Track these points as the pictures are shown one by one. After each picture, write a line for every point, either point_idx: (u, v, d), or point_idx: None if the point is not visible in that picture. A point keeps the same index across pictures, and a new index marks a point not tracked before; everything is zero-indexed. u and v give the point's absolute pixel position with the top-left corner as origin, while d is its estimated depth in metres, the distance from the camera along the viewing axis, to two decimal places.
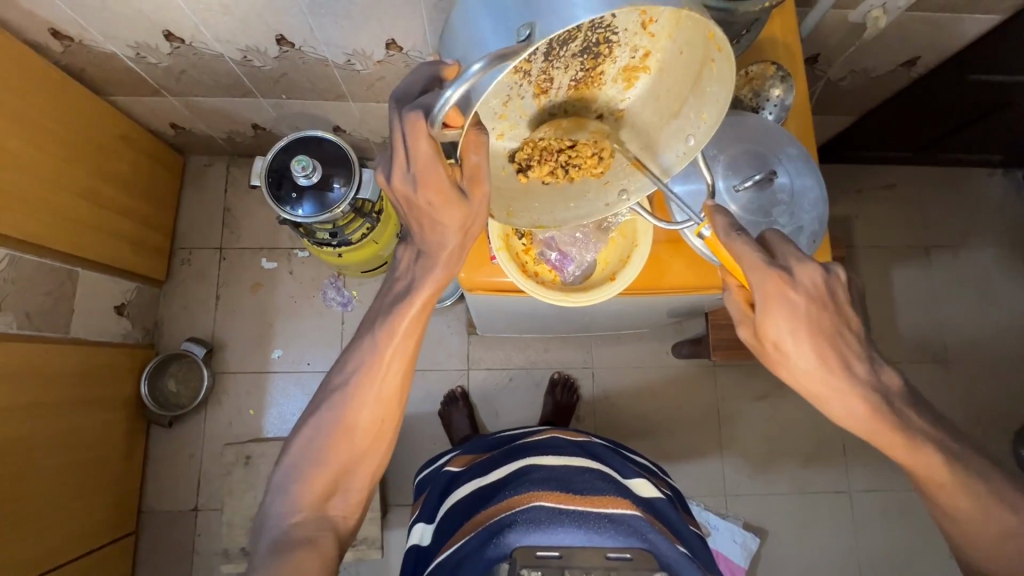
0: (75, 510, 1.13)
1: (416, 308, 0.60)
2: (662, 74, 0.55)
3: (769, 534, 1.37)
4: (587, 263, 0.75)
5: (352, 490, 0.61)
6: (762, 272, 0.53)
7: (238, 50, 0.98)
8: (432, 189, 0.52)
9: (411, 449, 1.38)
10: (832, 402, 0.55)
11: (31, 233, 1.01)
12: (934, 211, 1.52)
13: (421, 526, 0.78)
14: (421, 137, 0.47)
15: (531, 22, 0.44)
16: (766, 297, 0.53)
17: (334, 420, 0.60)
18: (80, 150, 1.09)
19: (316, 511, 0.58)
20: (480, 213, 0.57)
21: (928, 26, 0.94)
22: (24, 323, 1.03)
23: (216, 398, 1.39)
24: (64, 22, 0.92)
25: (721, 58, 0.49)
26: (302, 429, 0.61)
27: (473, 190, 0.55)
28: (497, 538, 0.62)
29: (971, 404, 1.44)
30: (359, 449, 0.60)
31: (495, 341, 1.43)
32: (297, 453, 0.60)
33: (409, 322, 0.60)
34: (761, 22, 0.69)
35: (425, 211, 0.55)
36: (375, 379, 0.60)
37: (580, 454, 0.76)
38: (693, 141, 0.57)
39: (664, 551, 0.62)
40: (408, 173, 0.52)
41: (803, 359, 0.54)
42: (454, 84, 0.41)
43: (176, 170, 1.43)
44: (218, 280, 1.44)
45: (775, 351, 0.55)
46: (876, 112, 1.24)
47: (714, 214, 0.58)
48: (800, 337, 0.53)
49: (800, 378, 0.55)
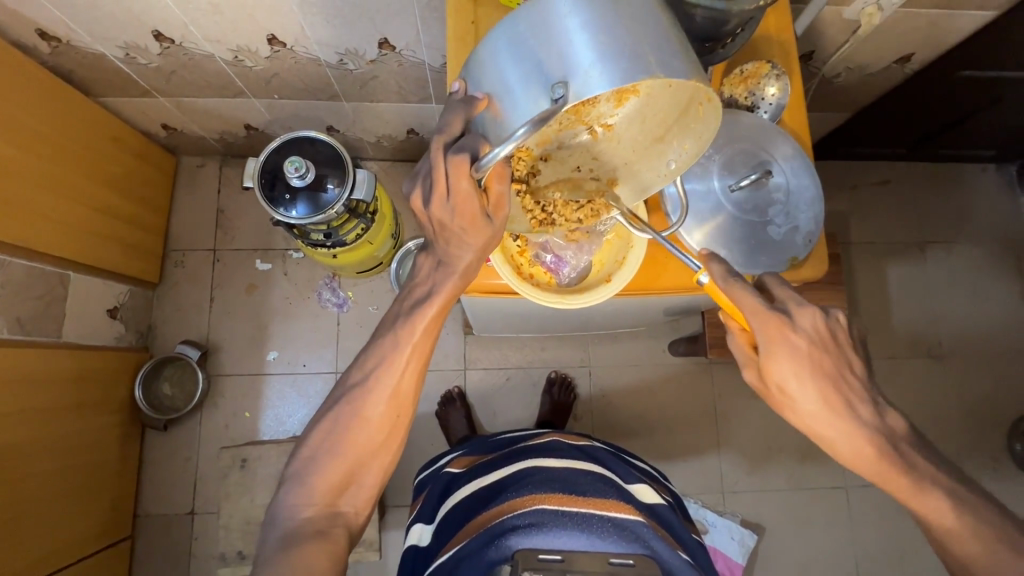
0: (70, 515, 1.12)
1: (434, 308, 0.60)
2: (649, 98, 0.53)
3: (766, 530, 1.37)
4: (583, 265, 0.75)
5: (364, 486, 0.60)
6: (763, 317, 0.55)
7: (228, 50, 0.97)
8: (465, 217, 0.53)
9: (408, 449, 1.37)
10: (836, 441, 0.56)
11: (22, 237, 1.00)
12: (928, 207, 1.52)
13: (420, 526, 0.78)
14: (463, 176, 0.49)
15: (564, 79, 0.44)
16: (770, 339, 0.55)
17: (349, 415, 0.60)
18: (70, 152, 1.08)
19: (329, 506, 0.57)
20: (501, 235, 0.57)
21: (922, 23, 0.95)
22: (16, 328, 1.02)
23: (211, 400, 1.38)
24: (52, 22, 0.91)
25: (709, 104, 0.52)
26: (318, 423, 0.61)
27: (498, 215, 0.56)
28: (498, 541, 0.62)
29: (965, 399, 1.45)
30: (373, 445, 0.60)
31: (492, 341, 1.43)
32: (313, 447, 0.60)
33: (429, 317, 0.60)
34: (756, 21, 0.68)
35: (451, 233, 0.56)
36: (392, 377, 0.60)
37: (580, 456, 0.76)
38: (674, 165, 0.60)
39: (665, 557, 0.62)
40: (444, 203, 0.52)
41: (809, 402, 0.55)
42: (505, 144, 0.44)
43: (168, 171, 1.41)
44: (212, 282, 1.43)
45: (781, 391, 0.57)
46: (871, 108, 1.24)
47: (710, 261, 0.60)
48: (804, 380, 0.55)
49: (804, 419, 0.56)
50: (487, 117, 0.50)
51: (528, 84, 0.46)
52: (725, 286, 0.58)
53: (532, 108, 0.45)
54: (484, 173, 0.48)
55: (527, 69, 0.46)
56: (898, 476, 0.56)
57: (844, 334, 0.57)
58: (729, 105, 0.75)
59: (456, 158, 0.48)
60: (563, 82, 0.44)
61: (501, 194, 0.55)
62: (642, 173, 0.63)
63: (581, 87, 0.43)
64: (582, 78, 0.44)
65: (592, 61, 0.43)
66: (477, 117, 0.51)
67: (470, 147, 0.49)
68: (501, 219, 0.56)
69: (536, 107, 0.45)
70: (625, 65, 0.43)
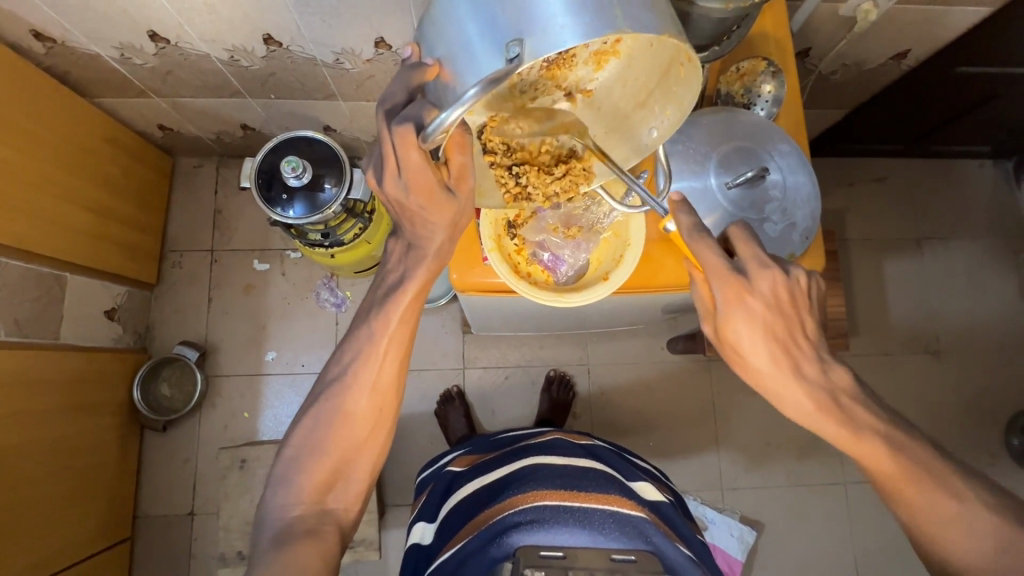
0: (69, 516, 1.12)
1: (408, 297, 0.61)
2: (629, 61, 0.56)
3: (765, 527, 1.38)
4: (580, 263, 0.75)
5: (352, 481, 0.60)
6: (721, 270, 0.57)
7: (224, 50, 0.97)
8: (421, 192, 0.55)
9: (408, 448, 1.37)
10: (782, 395, 0.57)
11: (18, 238, 0.99)
12: (925, 203, 1.53)
13: (423, 524, 0.78)
14: (411, 147, 0.50)
15: (520, 37, 0.44)
16: (725, 298, 0.56)
17: (331, 410, 0.60)
18: (66, 153, 1.07)
19: (316, 501, 0.58)
20: (468, 208, 0.59)
21: (917, 19, 0.95)
22: (13, 330, 1.02)
23: (210, 401, 1.38)
24: (46, 23, 0.91)
25: (689, 64, 0.50)
26: (300, 421, 0.61)
27: (460, 187, 0.57)
28: (501, 538, 0.62)
29: (963, 394, 1.45)
30: (358, 439, 0.60)
31: (491, 340, 1.43)
32: (297, 445, 0.60)
33: (404, 308, 0.61)
34: (751, 18, 0.69)
35: (414, 212, 0.58)
36: (371, 368, 0.61)
37: (583, 455, 0.76)
38: (657, 133, 0.59)
39: (669, 554, 0.61)
40: (398, 179, 0.54)
41: (759, 352, 0.56)
42: (450, 109, 0.43)
43: (165, 172, 1.41)
44: (210, 283, 1.42)
45: (734, 350, 0.58)
46: (867, 106, 1.24)
47: (680, 212, 0.61)
48: (757, 332, 0.56)
49: (756, 376, 0.58)
50: (438, 85, 0.50)
51: (485, 41, 0.45)
52: (690, 242, 0.59)
53: (487, 68, 0.45)
54: (433, 143, 0.48)
55: (484, 26, 0.45)
56: (894, 471, 0.56)
57: (804, 297, 0.57)
58: (725, 102, 0.75)
59: (401, 129, 0.49)
60: (518, 40, 0.44)
61: (463, 164, 0.56)
62: (623, 146, 0.62)
63: (536, 44, 0.43)
64: (540, 34, 0.43)
65: (553, 14, 0.43)
66: (429, 85, 0.51)
67: (415, 116, 0.49)
68: (464, 190, 0.57)
69: (491, 66, 0.45)
70: (589, 16, 0.43)
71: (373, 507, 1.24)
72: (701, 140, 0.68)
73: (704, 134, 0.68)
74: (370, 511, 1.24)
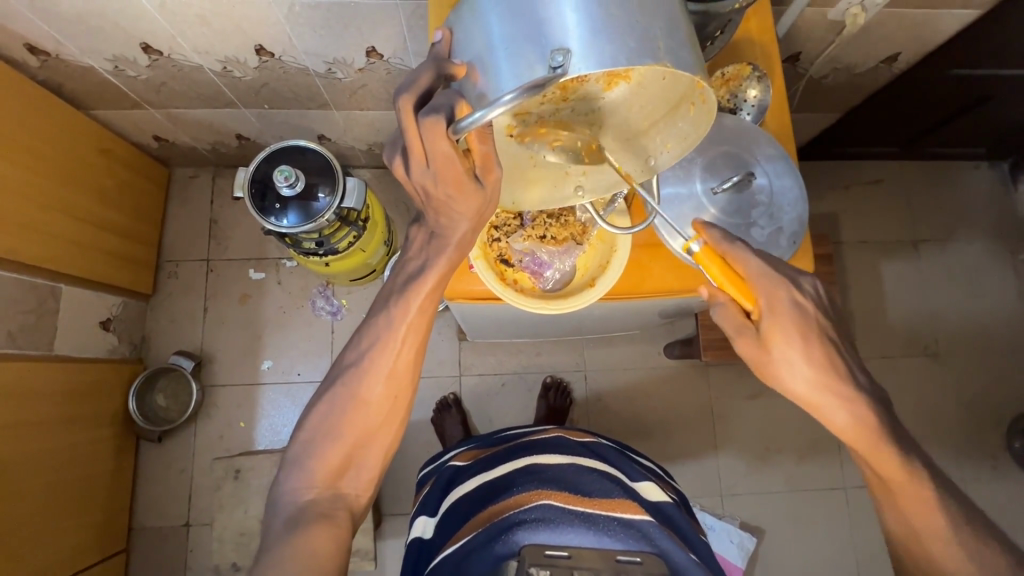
0: (64, 529, 1.11)
1: (429, 281, 0.61)
2: (641, 85, 0.54)
3: (766, 533, 1.37)
4: (567, 269, 0.75)
5: (365, 467, 0.59)
6: (766, 279, 0.57)
7: (217, 62, 0.98)
8: (449, 181, 0.52)
9: (404, 456, 1.36)
10: (828, 410, 0.56)
11: (14, 250, 1.00)
12: (921, 205, 1.52)
13: (424, 518, 0.77)
14: (440, 137, 0.47)
15: (563, 48, 0.44)
16: (770, 303, 0.57)
17: (347, 396, 0.60)
18: (60, 165, 1.08)
19: (330, 483, 0.57)
20: (495, 198, 0.57)
21: (906, 23, 0.95)
22: (7, 341, 1.02)
23: (206, 411, 1.37)
24: (41, 37, 0.92)
25: (702, 105, 0.53)
26: (316, 405, 0.60)
27: (488, 177, 0.54)
28: (506, 536, 0.62)
29: (962, 396, 1.44)
30: (372, 425, 0.59)
31: (486, 347, 1.42)
32: (312, 428, 0.59)
33: (422, 299, 0.61)
34: (735, 23, 0.68)
35: (442, 201, 0.56)
36: (388, 356, 0.60)
37: (588, 454, 0.76)
38: (653, 161, 0.62)
39: (676, 557, 0.61)
40: (425, 169, 0.51)
41: (802, 364, 0.56)
42: (486, 110, 0.42)
43: (161, 181, 1.42)
44: (206, 292, 1.43)
45: (779, 365, 0.57)
46: (859, 110, 1.25)
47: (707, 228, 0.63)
48: (799, 342, 0.56)
49: (798, 387, 0.57)
50: (467, 85, 0.50)
51: (521, 47, 0.46)
52: (727, 249, 0.60)
53: (528, 72, 0.45)
54: (462, 135, 0.46)
55: (520, 33, 0.46)
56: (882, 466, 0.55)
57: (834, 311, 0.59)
58: (711, 107, 0.75)
59: (430, 120, 0.46)
60: (563, 50, 0.44)
61: (487, 153, 0.53)
62: (621, 164, 0.64)
63: (579, 57, 0.44)
64: (581, 50, 0.44)
65: (591, 34, 0.44)
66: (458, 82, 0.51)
67: (445, 107, 0.47)
68: (491, 180, 0.55)
69: (531, 72, 0.45)
70: (633, 44, 0.44)
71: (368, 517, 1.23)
72: (688, 145, 0.68)
73: (691, 138, 0.68)
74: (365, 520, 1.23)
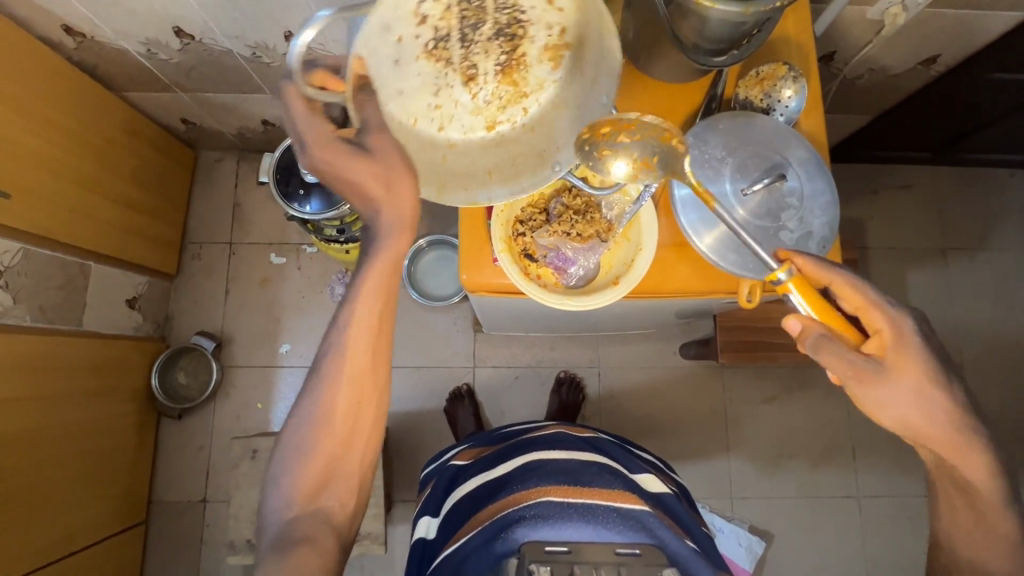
0: (87, 498, 1.15)
1: (374, 285, 0.58)
2: (579, 45, 0.60)
3: (776, 537, 1.36)
4: (591, 266, 0.74)
5: (343, 478, 0.60)
6: (886, 308, 0.58)
7: (247, 47, 0.98)
8: (325, 147, 0.53)
9: (417, 444, 1.38)
10: (962, 445, 0.57)
11: (44, 228, 1.02)
12: (952, 213, 1.48)
13: (427, 518, 0.79)
14: (298, 95, 0.53)
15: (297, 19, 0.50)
16: (896, 331, 0.57)
17: (315, 409, 0.60)
18: (93, 145, 1.11)
19: (309, 505, 0.58)
20: (388, 159, 0.55)
21: (947, 23, 0.92)
22: (38, 316, 1.05)
23: (224, 391, 1.40)
24: (77, 19, 0.94)
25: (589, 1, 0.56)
26: (288, 422, 0.61)
27: (371, 142, 0.55)
28: (506, 533, 0.63)
29: (985, 409, 1.41)
30: (342, 433, 0.60)
31: (502, 340, 1.43)
32: (288, 447, 0.60)
33: (372, 293, 0.59)
34: (773, 22, 0.64)
35: (337, 177, 0.54)
36: (349, 360, 0.60)
37: (585, 448, 0.75)
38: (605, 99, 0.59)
39: (674, 546, 0.62)
40: (300, 146, 0.54)
41: (936, 395, 0.56)
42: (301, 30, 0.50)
43: (188, 164, 1.44)
44: (228, 275, 1.45)
45: (918, 398, 0.56)
46: (891, 113, 1.21)
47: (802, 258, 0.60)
48: (931, 373, 0.56)
49: (937, 423, 0.57)
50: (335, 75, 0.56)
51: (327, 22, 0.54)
52: (837, 279, 0.59)
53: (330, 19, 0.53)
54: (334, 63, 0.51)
55: None
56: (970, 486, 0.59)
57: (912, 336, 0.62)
58: (744, 106, 0.74)
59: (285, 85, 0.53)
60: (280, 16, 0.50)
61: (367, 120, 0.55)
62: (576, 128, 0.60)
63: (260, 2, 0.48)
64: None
65: None
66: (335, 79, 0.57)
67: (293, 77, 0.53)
68: (376, 143, 0.55)
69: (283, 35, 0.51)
70: None
71: (380, 502, 1.24)
72: (718, 145, 0.67)
73: (722, 139, 0.67)
74: (377, 505, 1.25)
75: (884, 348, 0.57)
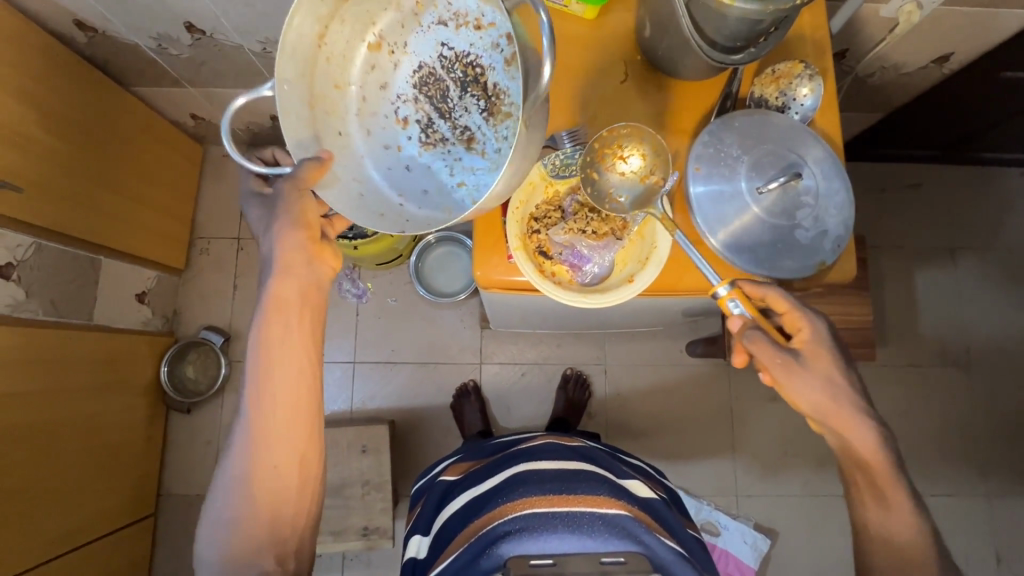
0: (97, 491, 1.16)
1: (270, 339, 0.66)
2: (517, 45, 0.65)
3: (780, 535, 1.36)
4: (606, 264, 0.74)
5: (281, 530, 0.65)
6: (811, 317, 0.64)
7: (258, 42, 0.98)
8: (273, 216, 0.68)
9: (423, 439, 1.39)
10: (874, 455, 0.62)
11: (55, 222, 1.03)
12: (961, 212, 1.48)
13: (417, 537, 0.79)
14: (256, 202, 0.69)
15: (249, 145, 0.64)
16: (817, 336, 0.63)
17: (240, 471, 0.64)
18: (103, 140, 1.11)
19: (241, 571, 0.62)
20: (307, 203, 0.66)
21: (962, 21, 0.91)
22: (50, 310, 1.06)
23: (232, 386, 1.41)
24: (89, 14, 0.94)
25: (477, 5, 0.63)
26: (212, 494, 0.65)
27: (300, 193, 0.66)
28: (491, 549, 0.63)
29: (991, 410, 1.41)
30: (274, 484, 0.65)
31: (509, 337, 1.43)
32: (219, 518, 0.64)
33: (271, 345, 0.66)
34: (791, 20, 0.64)
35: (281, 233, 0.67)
36: (262, 412, 0.65)
37: (572, 457, 0.75)
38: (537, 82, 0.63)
39: (659, 551, 0.63)
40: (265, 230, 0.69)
41: (854, 397, 0.62)
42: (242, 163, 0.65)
43: (197, 160, 1.45)
44: (236, 271, 1.46)
45: (837, 398, 0.61)
46: (902, 111, 1.21)
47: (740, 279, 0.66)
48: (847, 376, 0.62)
49: (864, 428, 0.61)
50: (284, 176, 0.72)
51: None
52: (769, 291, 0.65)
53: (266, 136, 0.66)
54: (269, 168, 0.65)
55: None
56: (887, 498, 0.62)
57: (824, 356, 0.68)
58: (759, 104, 0.74)
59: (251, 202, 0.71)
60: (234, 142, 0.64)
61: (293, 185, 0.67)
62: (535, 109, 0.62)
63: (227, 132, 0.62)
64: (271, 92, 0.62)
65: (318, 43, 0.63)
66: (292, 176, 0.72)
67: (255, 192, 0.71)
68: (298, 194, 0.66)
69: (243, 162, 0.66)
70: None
71: (387, 497, 1.25)
72: (733, 143, 0.67)
73: (736, 137, 0.67)
74: (384, 500, 1.25)
75: (808, 353, 0.62)
